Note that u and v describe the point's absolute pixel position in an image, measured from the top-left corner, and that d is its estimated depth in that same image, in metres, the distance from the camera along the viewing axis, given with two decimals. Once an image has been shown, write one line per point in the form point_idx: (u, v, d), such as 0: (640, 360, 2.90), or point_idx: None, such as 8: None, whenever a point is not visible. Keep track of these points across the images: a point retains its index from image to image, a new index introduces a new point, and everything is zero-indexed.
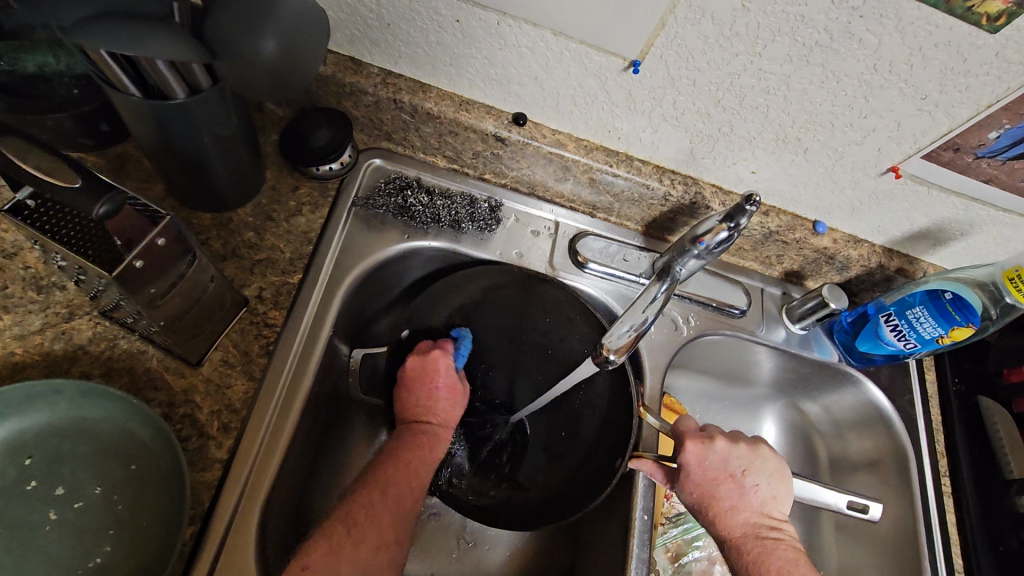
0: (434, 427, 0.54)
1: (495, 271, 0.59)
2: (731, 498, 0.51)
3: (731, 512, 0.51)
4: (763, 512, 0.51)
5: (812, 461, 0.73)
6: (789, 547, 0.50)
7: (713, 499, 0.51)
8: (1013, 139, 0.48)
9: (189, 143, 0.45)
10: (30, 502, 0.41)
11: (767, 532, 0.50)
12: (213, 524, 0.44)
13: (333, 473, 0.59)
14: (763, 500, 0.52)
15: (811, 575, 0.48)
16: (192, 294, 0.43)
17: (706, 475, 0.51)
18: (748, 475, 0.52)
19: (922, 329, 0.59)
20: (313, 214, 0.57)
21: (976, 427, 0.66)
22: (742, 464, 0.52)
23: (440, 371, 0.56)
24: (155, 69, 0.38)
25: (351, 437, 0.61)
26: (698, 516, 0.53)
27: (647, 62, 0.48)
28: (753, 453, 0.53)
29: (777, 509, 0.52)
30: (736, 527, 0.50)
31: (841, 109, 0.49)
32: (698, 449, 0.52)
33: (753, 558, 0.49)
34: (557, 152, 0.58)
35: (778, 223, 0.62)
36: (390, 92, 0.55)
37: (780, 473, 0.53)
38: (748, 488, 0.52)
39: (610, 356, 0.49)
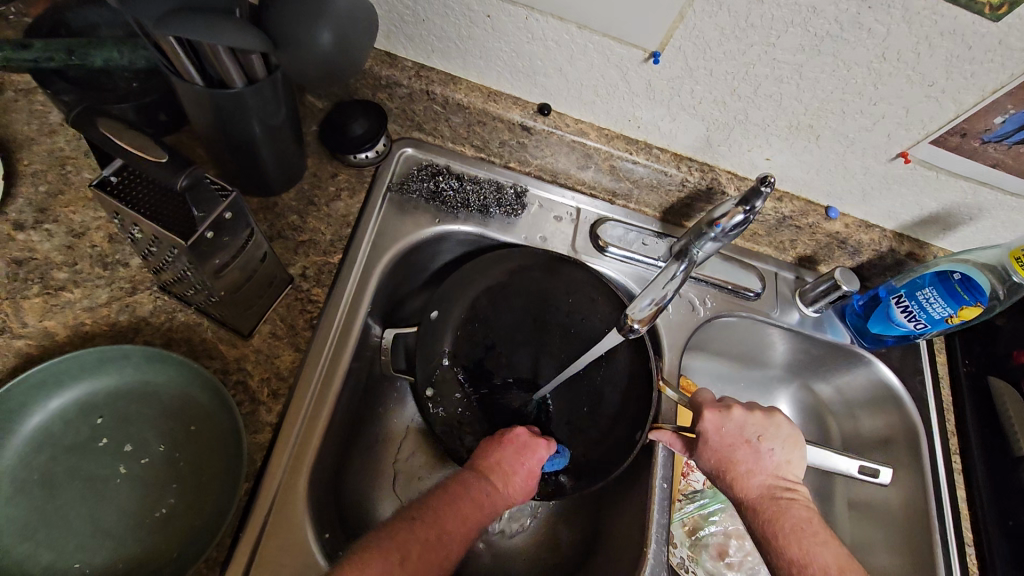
0: (494, 491, 0.53)
1: (521, 254, 0.63)
2: (748, 462, 0.55)
3: (747, 475, 0.55)
4: (777, 474, 0.55)
5: (825, 440, 0.75)
6: (801, 505, 0.54)
7: (730, 464, 0.55)
8: (1018, 124, 0.50)
9: (244, 130, 0.49)
10: (102, 457, 0.45)
11: (781, 493, 0.54)
12: (265, 481, 0.48)
13: (369, 444, 0.62)
14: (778, 463, 0.55)
15: (822, 531, 0.52)
16: (247, 269, 0.47)
17: (724, 441, 0.55)
18: (763, 441, 0.55)
19: (931, 309, 0.61)
20: (350, 199, 0.60)
21: (987, 407, 0.68)
22: (757, 431, 0.56)
23: (534, 456, 0.55)
24: (219, 60, 0.42)
25: (385, 411, 0.65)
26: (716, 481, 0.56)
27: (667, 53, 0.52)
28: (768, 420, 0.57)
29: (791, 472, 0.56)
30: (752, 489, 0.54)
31: (852, 96, 0.52)
32: (716, 417, 0.55)
33: (768, 516, 0.53)
34: (580, 140, 0.62)
35: (791, 208, 0.65)
36: (423, 84, 0.59)
37: (793, 438, 0.57)
38: (764, 453, 0.55)
39: (634, 326, 0.52)
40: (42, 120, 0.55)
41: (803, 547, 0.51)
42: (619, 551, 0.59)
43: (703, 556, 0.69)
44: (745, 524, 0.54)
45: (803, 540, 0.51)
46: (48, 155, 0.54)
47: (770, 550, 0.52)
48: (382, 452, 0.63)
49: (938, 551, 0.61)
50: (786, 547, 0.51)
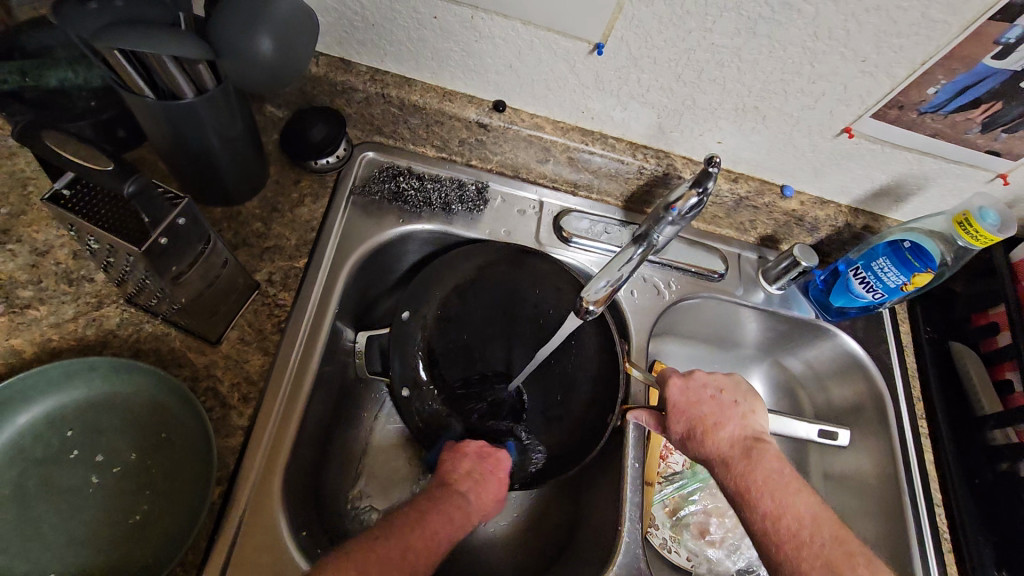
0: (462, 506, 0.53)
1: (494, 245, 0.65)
2: (715, 415, 0.56)
3: (716, 428, 0.56)
4: (745, 426, 0.57)
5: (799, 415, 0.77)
6: (772, 455, 0.54)
7: (700, 420, 0.56)
8: (950, 93, 0.53)
9: (199, 141, 0.50)
10: (74, 468, 0.46)
11: (751, 443, 0.55)
12: (239, 483, 0.48)
13: (347, 445, 0.63)
14: (744, 416, 0.57)
15: (793, 476, 0.53)
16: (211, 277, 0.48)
17: (690, 398, 0.57)
18: (725, 394, 0.58)
19: (886, 278, 0.63)
20: (313, 204, 0.61)
21: (949, 371, 0.70)
22: (720, 386, 0.58)
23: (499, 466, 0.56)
24: (168, 73, 0.43)
25: (362, 411, 0.65)
26: (691, 446, 0.56)
27: (610, 44, 0.53)
28: (728, 378, 0.60)
29: (757, 425, 0.58)
30: (722, 442, 0.55)
31: (791, 76, 0.54)
32: (679, 379, 0.58)
33: (741, 468, 0.53)
34: (536, 134, 0.63)
35: (747, 189, 0.67)
36: (379, 87, 0.60)
37: (753, 394, 0.60)
38: (729, 406, 0.57)
39: (589, 308, 0.54)
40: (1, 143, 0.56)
41: (778, 497, 0.51)
42: (599, 533, 0.60)
43: (684, 535, 0.70)
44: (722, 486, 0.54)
45: (777, 489, 0.52)
46: (9, 177, 0.55)
47: (747, 503, 0.52)
48: (361, 452, 0.64)
49: (907, 512, 0.63)
50: (762, 497, 0.51)
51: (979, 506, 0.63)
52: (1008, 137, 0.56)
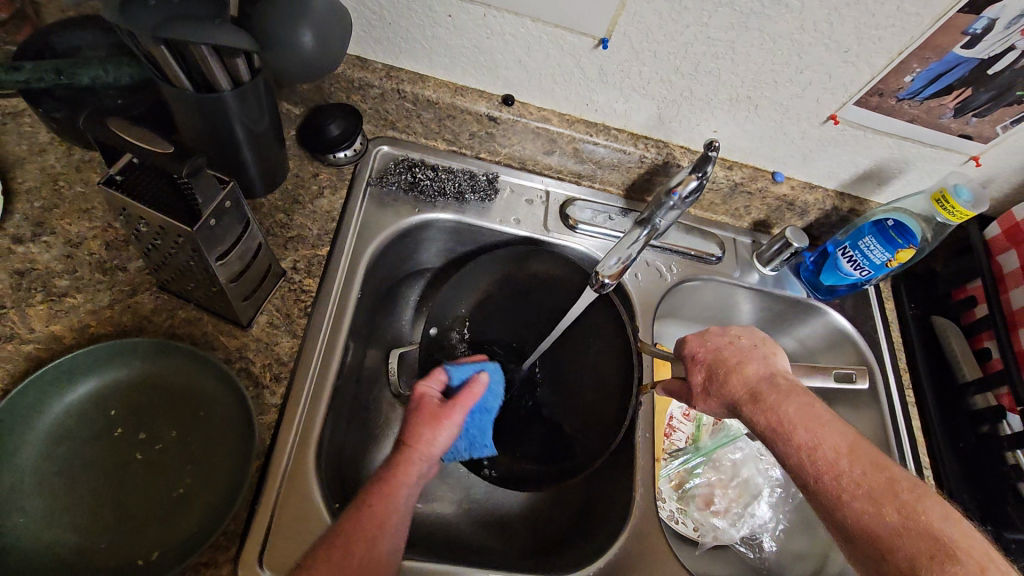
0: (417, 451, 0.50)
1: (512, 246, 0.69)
2: (736, 357, 0.54)
3: (739, 368, 0.53)
4: (772, 367, 0.54)
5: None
6: (805, 392, 0.51)
7: (721, 363, 0.54)
8: (925, 80, 0.57)
9: (230, 134, 0.52)
10: (119, 445, 0.48)
11: (779, 379, 0.52)
12: (275, 457, 0.51)
13: (369, 427, 0.65)
14: (769, 358, 0.55)
15: (828, 410, 0.49)
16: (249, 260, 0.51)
17: (707, 347, 0.55)
18: (744, 338, 0.56)
19: (872, 256, 0.68)
20: (333, 195, 0.64)
21: (933, 343, 0.74)
22: (739, 333, 0.57)
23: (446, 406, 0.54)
24: (208, 67, 0.45)
25: (382, 395, 0.68)
26: (713, 388, 0.54)
27: (613, 39, 0.57)
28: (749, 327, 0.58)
29: (785, 368, 0.54)
30: (747, 381, 0.52)
31: (780, 66, 0.58)
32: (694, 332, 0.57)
33: (768, 401, 0.50)
34: (543, 126, 0.67)
35: (741, 175, 0.71)
36: (394, 83, 0.63)
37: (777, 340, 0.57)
38: (749, 349, 0.55)
39: (604, 282, 0.58)
40: (31, 141, 0.58)
41: (813, 429, 0.48)
42: (613, 502, 0.63)
43: (691, 506, 0.73)
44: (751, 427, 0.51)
45: (813, 421, 0.48)
46: (40, 172, 0.57)
47: (775, 436, 0.49)
48: (382, 434, 0.66)
49: None
50: (791, 428, 0.48)
51: (965, 467, 0.67)
52: (979, 121, 0.61)
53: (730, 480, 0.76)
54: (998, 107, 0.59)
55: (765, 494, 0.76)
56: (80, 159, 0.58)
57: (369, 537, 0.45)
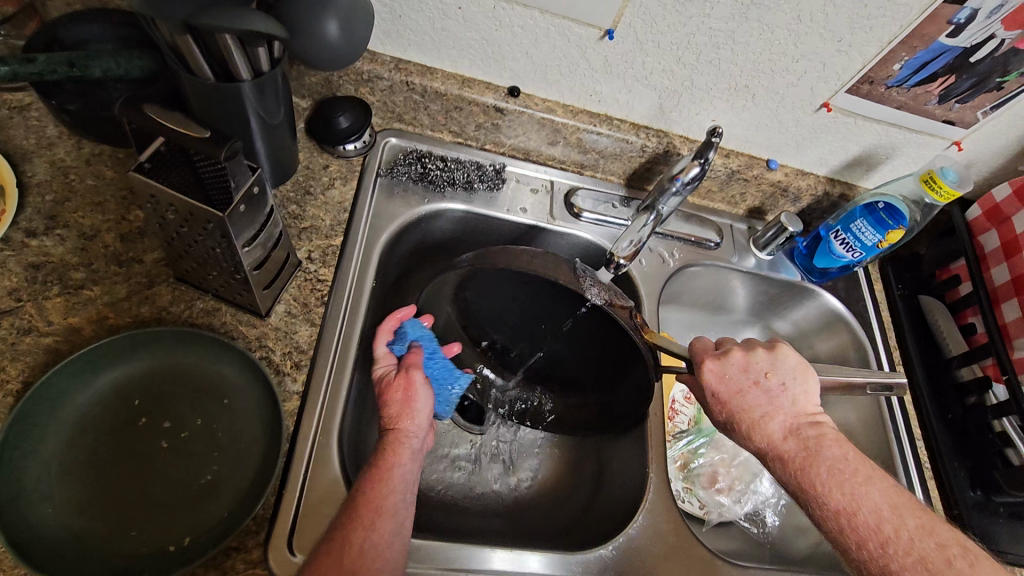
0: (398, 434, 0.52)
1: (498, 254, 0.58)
2: (762, 407, 0.54)
3: (764, 418, 0.54)
4: (797, 411, 0.54)
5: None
6: (833, 445, 0.52)
7: (744, 411, 0.54)
8: (912, 69, 0.61)
9: (248, 126, 0.53)
10: (144, 435, 0.48)
11: (805, 428, 0.53)
12: (300, 443, 0.51)
13: None
14: (794, 398, 0.55)
15: (859, 465, 0.51)
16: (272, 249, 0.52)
17: (730, 388, 0.55)
18: (770, 379, 0.55)
19: (864, 238, 0.71)
20: (343, 186, 0.65)
21: (921, 321, 0.78)
22: (763, 369, 0.56)
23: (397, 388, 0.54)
24: (232, 56, 0.46)
25: None
26: (736, 436, 0.56)
27: (619, 30, 0.59)
28: (771, 355, 0.57)
29: (809, 403, 0.55)
30: (773, 434, 0.54)
31: (777, 56, 0.61)
32: (716, 365, 0.56)
33: (798, 463, 0.52)
34: (549, 117, 0.68)
35: (738, 163, 0.74)
36: (403, 75, 0.64)
37: (803, 369, 0.56)
38: (774, 394, 0.55)
39: (619, 262, 0.67)
40: (39, 135, 0.58)
41: (846, 492, 0.50)
42: (625, 482, 0.65)
43: (696, 486, 0.76)
44: (777, 478, 0.54)
45: (844, 483, 0.50)
46: (50, 166, 0.56)
47: (801, 494, 0.51)
48: None
49: (893, 446, 0.70)
50: (818, 489, 0.50)
51: (954, 437, 0.70)
52: (961, 107, 0.65)
53: (734, 459, 0.78)
54: (979, 93, 0.63)
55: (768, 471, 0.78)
56: (90, 152, 0.58)
57: (368, 520, 0.46)
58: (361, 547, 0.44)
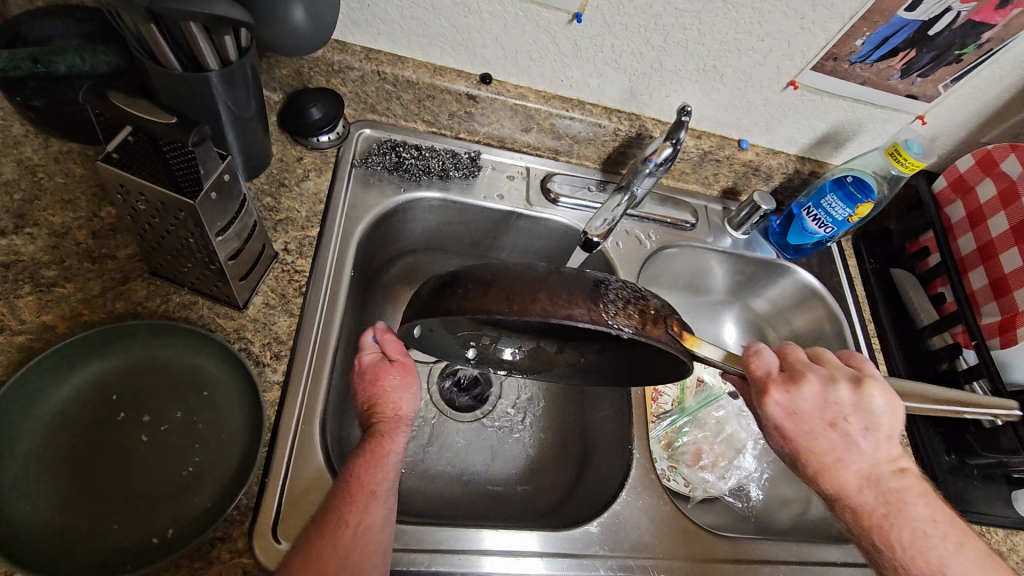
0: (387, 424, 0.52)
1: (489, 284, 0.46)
2: (835, 451, 0.48)
3: (838, 464, 0.48)
4: (877, 458, 0.48)
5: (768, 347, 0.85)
6: (918, 499, 0.47)
7: (811, 453, 0.49)
8: (873, 45, 0.62)
9: (218, 118, 0.53)
10: (123, 429, 0.48)
11: (886, 479, 0.48)
12: (282, 433, 0.51)
13: None
14: (876, 443, 0.48)
15: (945, 527, 0.46)
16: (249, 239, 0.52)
17: (801, 429, 0.48)
18: (851, 423, 0.48)
19: (835, 213, 0.72)
20: (318, 178, 0.65)
21: (893, 293, 0.80)
22: (845, 411, 0.48)
23: (382, 377, 0.53)
24: (198, 46, 0.46)
25: None
26: (797, 471, 0.50)
27: (587, 13, 0.60)
28: (855, 394, 0.49)
29: (892, 447, 0.49)
30: (846, 483, 0.48)
31: (743, 35, 0.62)
32: (783, 398, 0.48)
33: (875, 521, 0.47)
34: (521, 103, 0.69)
35: (709, 144, 0.75)
36: (374, 65, 0.65)
37: (892, 408, 0.48)
38: (854, 437, 0.48)
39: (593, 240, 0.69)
40: (5, 134, 0.57)
41: (929, 559, 0.45)
42: (610, 461, 0.66)
43: (681, 465, 0.76)
44: (840, 521, 0.49)
45: (928, 548, 0.45)
46: (17, 165, 0.56)
47: (870, 547, 0.47)
48: None
49: None
50: (894, 550, 0.46)
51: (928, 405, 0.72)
52: (923, 81, 0.67)
53: (717, 437, 0.79)
54: (939, 66, 0.65)
55: (750, 446, 0.79)
56: (59, 151, 0.58)
57: (363, 503, 0.46)
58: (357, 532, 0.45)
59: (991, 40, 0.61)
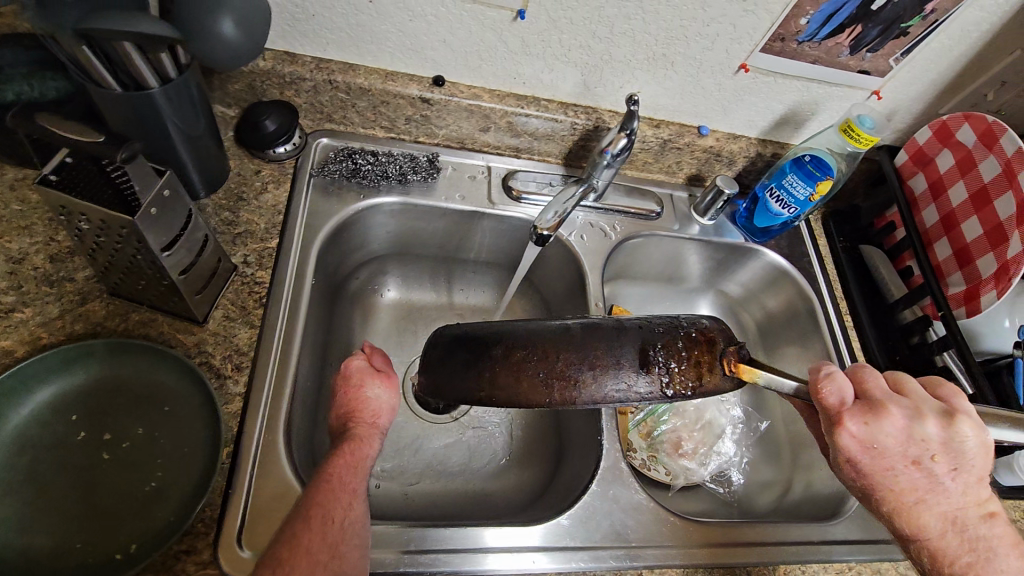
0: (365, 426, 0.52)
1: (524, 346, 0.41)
2: (917, 491, 0.44)
3: (919, 507, 0.44)
4: (963, 501, 0.44)
5: (743, 331, 0.86)
6: (1009, 552, 0.43)
7: (889, 492, 0.44)
8: (818, 23, 0.62)
9: (167, 136, 0.53)
10: (83, 449, 0.48)
11: (972, 524, 0.43)
12: (245, 443, 0.52)
13: None
14: (960, 483, 0.44)
15: None
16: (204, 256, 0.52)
17: (879, 465, 0.44)
18: (938, 462, 0.43)
19: (797, 193, 0.72)
20: (277, 189, 0.65)
21: (862, 269, 0.80)
22: (931, 449, 0.44)
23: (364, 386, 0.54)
24: (134, 65, 0.46)
25: None
26: (867, 505, 0.46)
27: (529, 10, 0.60)
28: (944, 431, 0.44)
29: (979, 489, 0.44)
30: (927, 526, 0.44)
31: (688, 21, 0.62)
32: (861, 431, 0.43)
33: (959, 570, 0.43)
34: (476, 103, 0.70)
35: (668, 132, 0.76)
36: (325, 74, 0.65)
37: (983, 448, 0.44)
38: (939, 478, 0.44)
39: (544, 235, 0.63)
40: None
41: None
42: (580, 454, 0.66)
43: (661, 455, 0.76)
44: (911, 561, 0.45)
45: None
46: None
47: None
48: None
49: None
50: None
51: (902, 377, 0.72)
52: (873, 56, 0.67)
53: (696, 424, 0.78)
54: (887, 40, 0.65)
55: (729, 432, 0.79)
56: (13, 178, 0.58)
57: (345, 500, 0.46)
58: (340, 530, 0.45)
59: (936, 10, 0.61)
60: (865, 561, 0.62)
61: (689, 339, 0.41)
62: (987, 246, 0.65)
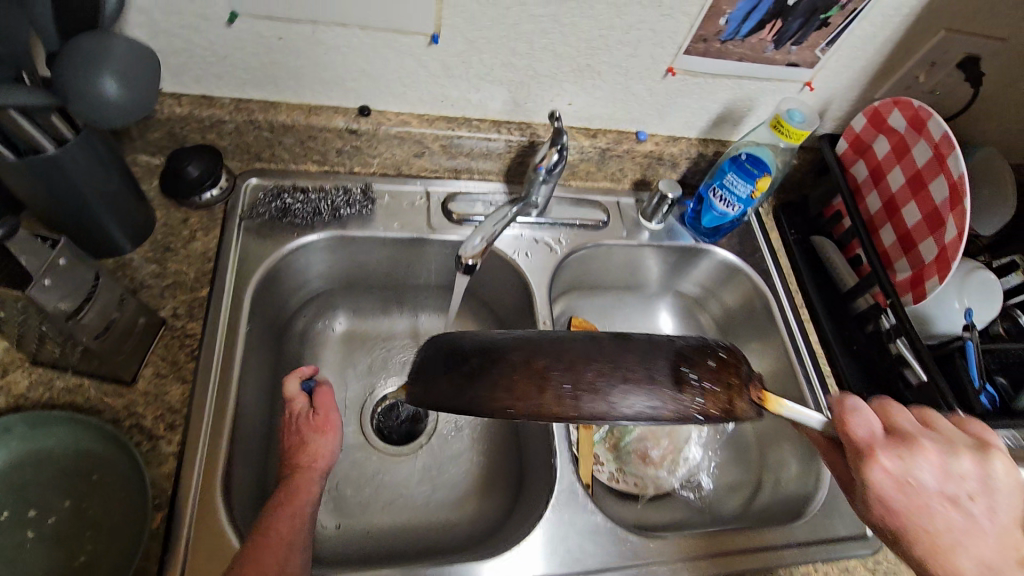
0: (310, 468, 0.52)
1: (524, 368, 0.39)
2: (955, 533, 0.39)
3: (959, 553, 0.39)
4: (1008, 548, 0.39)
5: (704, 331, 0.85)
6: None
7: (926, 535, 0.39)
8: (737, 22, 0.62)
9: (75, 196, 0.52)
10: (7, 530, 0.46)
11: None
12: (179, 505, 0.50)
13: None
14: (1002, 528, 0.39)
15: None
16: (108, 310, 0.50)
17: (912, 502, 0.40)
18: (974, 500, 0.40)
19: (738, 191, 0.72)
20: (206, 236, 0.64)
21: (815, 260, 0.80)
22: (968, 487, 0.40)
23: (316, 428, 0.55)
24: (21, 128, 0.45)
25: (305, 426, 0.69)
26: (899, 554, 0.41)
27: (443, 34, 0.59)
28: (979, 467, 0.41)
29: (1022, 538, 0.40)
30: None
31: (607, 31, 0.61)
32: (891, 464, 0.40)
33: None
34: (405, 130, 0.68)
35: (606, 141, 0.75)
36: (245, 114, 0.64)
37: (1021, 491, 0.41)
38: (979, 518, 0.39)
39: (469, 264, 0.58)
40: None
41: None
42: (537, 476, 0.65)
43: (629, 466, 0.75)
44: None
45: None
46: None
47: None
48: None
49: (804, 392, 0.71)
50: None
51: (861, 367, 0.72)
52: (798, 49, 0.66)
53: (663, 431, 0.78)
54: (809, 32, 0.64)
55: (696, 436, 0.78)
56: None
57: (280, 550, 0.45)
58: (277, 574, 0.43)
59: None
60: (830, 560, 0.61)
61: (719, 359, 0.39)
62: (927, 231, 0.64)
